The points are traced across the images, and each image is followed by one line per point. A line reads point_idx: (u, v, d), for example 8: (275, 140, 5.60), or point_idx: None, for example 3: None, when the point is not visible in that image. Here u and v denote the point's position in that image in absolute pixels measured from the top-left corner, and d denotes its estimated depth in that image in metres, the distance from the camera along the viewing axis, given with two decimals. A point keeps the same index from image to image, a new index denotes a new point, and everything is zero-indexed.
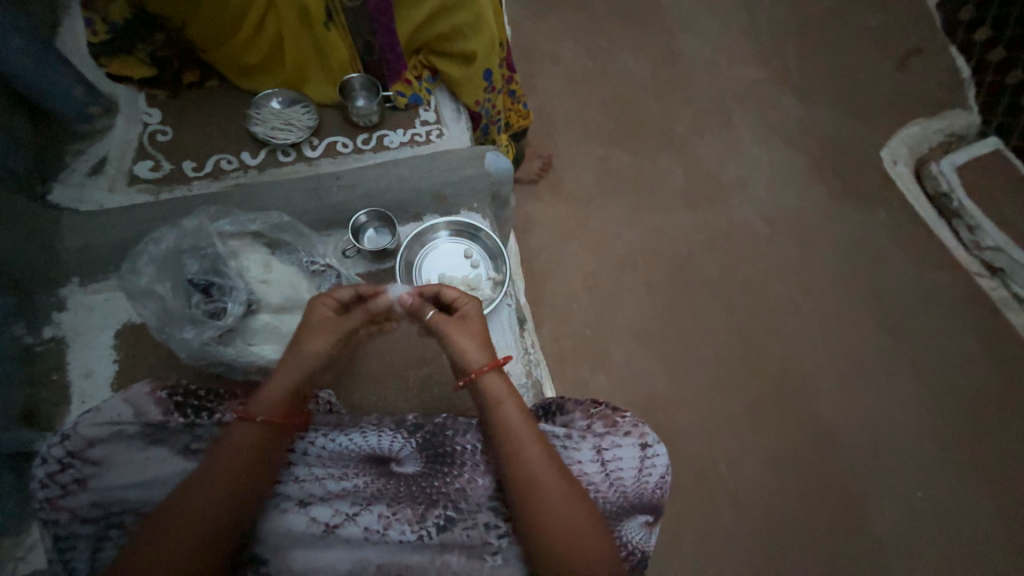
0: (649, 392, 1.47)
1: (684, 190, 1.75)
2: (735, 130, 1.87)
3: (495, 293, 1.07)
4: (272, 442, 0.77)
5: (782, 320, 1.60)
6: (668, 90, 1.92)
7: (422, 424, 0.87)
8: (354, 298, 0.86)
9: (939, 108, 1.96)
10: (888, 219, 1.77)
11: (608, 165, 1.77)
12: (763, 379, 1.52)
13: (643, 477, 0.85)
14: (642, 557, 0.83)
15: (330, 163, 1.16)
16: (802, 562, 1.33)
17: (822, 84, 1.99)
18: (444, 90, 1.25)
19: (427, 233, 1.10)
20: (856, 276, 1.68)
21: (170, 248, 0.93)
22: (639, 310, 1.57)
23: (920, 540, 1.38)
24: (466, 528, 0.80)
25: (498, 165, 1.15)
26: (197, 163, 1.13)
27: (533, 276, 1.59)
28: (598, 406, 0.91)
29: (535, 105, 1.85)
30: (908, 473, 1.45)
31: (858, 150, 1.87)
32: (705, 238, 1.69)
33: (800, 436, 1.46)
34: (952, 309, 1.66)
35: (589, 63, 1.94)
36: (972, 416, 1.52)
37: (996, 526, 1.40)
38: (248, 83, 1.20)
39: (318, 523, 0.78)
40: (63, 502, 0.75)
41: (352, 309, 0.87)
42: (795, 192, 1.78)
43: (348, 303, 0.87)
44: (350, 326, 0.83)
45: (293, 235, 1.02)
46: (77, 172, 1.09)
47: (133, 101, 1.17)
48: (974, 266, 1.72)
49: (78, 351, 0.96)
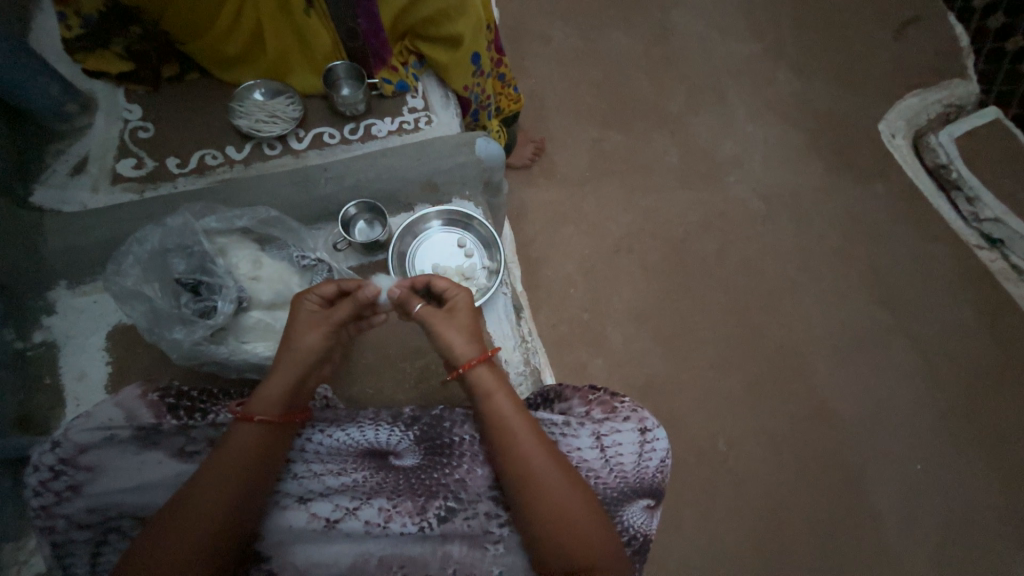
0: (648, 375, 1.47)
1: (680, 169, 1.73)
2: (730, 107, 1.84)
3: (490, 282, 1.06)
4: (267, 441, 0.76)
5: (780, 298, 1.59)
6: (661, 68, 1.88)
7: (420, 416, 0.86)
8: (338, 292, 0.84)
9: (937, 78, 1.93)
10: (886, 193, 1.75)
11: (602, 147, 1.74)
12: (763, 357, 1.52)
13: (643, 462, 0.85)
14: (644, 541, 0.83)
15: (317, 155, 1.14)
16: (802, 536, 1.34)
17: (818, 57, 1.95)
18: (431, 75, 1.22)
19: (418, 223, 1.08)
20: (854, 252, 1.67)
21: (156, 247, 0.91)
22: (637, 293, 1.56)
23: (919, 510, 1.40)
24: (467, 519, 0.80)
25: (489, 150, 1.12)
26: (181, 159, 1.11)
27: (529, 262, 1.58)
28: (596, 392, 0.90)
29: (526, 88, 1.82)
30: (907, 446, 1.46)
31: (856, 124, 1.84)
32: (701, 218, 1.67)
33: (800, 412, 1.46)
34: (950, 281, 1.65)
35: (580, 43, 1.90)
36: (970, 387, 1.53)
37: (993, 495, 1.42)
38: (230, 75, 1.16)
39: (319, 518, 0.79)
40: (59, 510, 0.75)
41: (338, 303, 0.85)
42: (792, 168, 1.76)
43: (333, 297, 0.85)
44: (336, 320, 0.82)
45: (282, 230, 1.00)
46: (59, 172, 1.07)
47: (112, 97, 1.14)
48: (973, 238, 1.71)
49: (70, 354, 0.95)
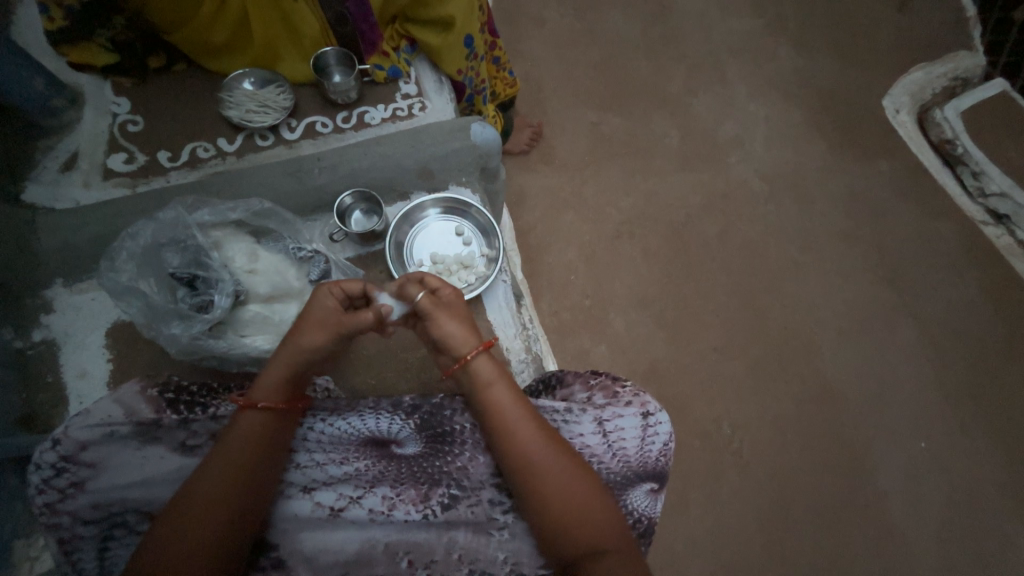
0: (652, 360, 1.46)
1: (680, 152, 1.70)
2: (730, 86, 1.80)
3: (490, 270, 1.05)
4: (272, 430, 0.76)
5: (784, 280, 1.57)
6: (660, 47, 1.84)
7: (419, 405, 0.85)
8: (364, 294, 0.84)
9: (944, 50, 1.88)
10: (891, 170, 1.72)
11: (601, 131, 1.71)
12: (767, 339, 1.51)
13: (646, 446, 0.85)
14: (648, 524, 0.84)
15: (310, 145, 1.12)
16: (806, 515, 1.35)
17: (821, 32, 1.90)
18: (424, 60, 1.18)
19: (415, 212, 1.07)
20: (858, 230, 1.64)
21: (149, 242, 0.91)
22: (639, 278, 1.54)
23: (923, 487, 1.40)
24: (470, 505, 0.81)
25: (485, 135, 1.09)
26: (172, 153, 1.09)
27: (529, 249, 1.56)
28: (597, 377, 0.89)
29: (521, 71, 1.78)
30: (911, 424, 1.45)
31: (860, 100, 1.80)
32: (702, 200, 1.64)
33: (803, 394, 1.46)
34: (956, 257, 1.63)
35: (576, 24, 1.85)
36: (975, 364, 1.52)
37: (997, 471, 1.43)
38: (217, 65, 1.14)
39: (323, 507, 0.80)
40: (63, 506, 0.75)
41: (358, 304, 0.84)
42: (794, 147, 1.73)
43: (355, 297, 0.84)
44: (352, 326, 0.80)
45: (277, 222, 0.99)
46: (49, 169, 1.05)
47: (100, 91, 1.12)
48: (979, 214, 1.69)
49: (70, 353, 0.94)
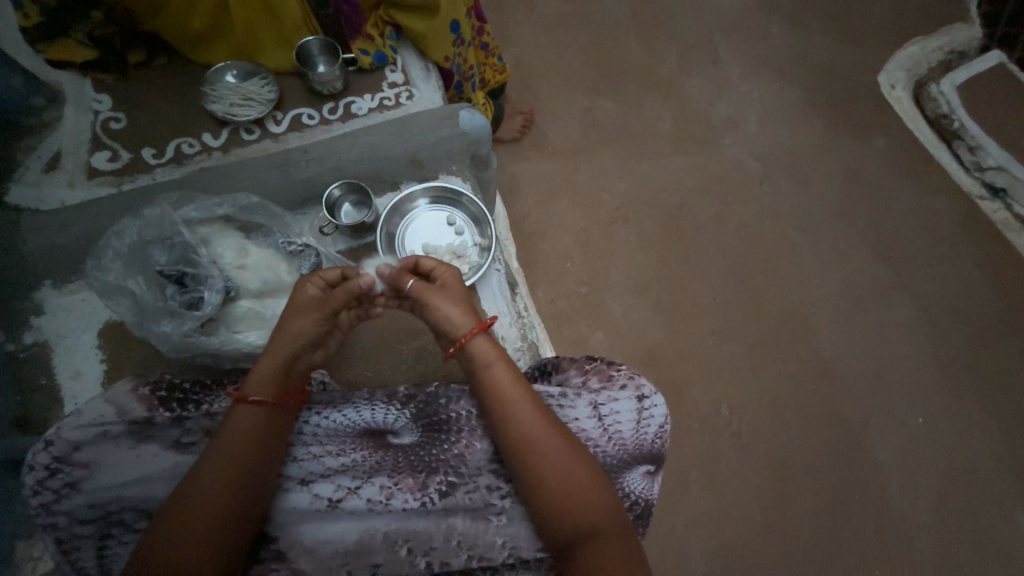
0: (650, 345, 1.46)
1: (675, 134, 1.68)
2: (723, 66, 1.77)
3: (483, 259, 1.03)
4: (264, 425, 0.75)
5: (781, 261, 1.56)
6: (651, 29, 1.81)
7: (415, 393, 0.85)
8: (341, 277, 0.83)
9: (939, 22, 1.85)
10: (887, 147, 1.70)
11: (594, 116, 1.68)
12: (764, 320, 1.50)
13: (642, 429, 0.85)
14: (646, 505, 0.84)
15: (297, 137, 1.10)
16: (804, 494, 1.36)
17: (815, 8, 1.87)
18: (410, 47, 1.16)
19: (405, 202, 1.05)
20: (855, 209, 1.63)
21: (135, 240, 0.90)
22: (635, 264, 1.54)
23: (920, 461, 1.41)
24: (468, 492, 0.81)
25: (474, 123, 1.08)
26: (156, 150, 1.07)
27: (524, 238, 1.55)
28: (593, 362, 0.89)
29: (510, 57, 1.75)
30: (909, 401, 1.46)
31: (855, 77, 1.78)
32: (697, 182, 1.63)
33: (801, 374, 1.46)
34: (952, 233, 1.62)
35: (565, 8, 1.82)
36: (972, 338, 1.52)
37: (994, 444, 1.44)
38: (195, 54, 1.11)
39: (321, 498, 0.80)
40: (59, 507, 0.75)
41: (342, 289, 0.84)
42: (790, 126, 1.71)
43: (337, 283, 0.84)
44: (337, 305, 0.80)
45: (265, 216, 0.97)
46: (32, 170, 1.04)
47: (80, 89, 1.10)
48: (975, 189, 1.67)
49: (62, 355, 0.93)
